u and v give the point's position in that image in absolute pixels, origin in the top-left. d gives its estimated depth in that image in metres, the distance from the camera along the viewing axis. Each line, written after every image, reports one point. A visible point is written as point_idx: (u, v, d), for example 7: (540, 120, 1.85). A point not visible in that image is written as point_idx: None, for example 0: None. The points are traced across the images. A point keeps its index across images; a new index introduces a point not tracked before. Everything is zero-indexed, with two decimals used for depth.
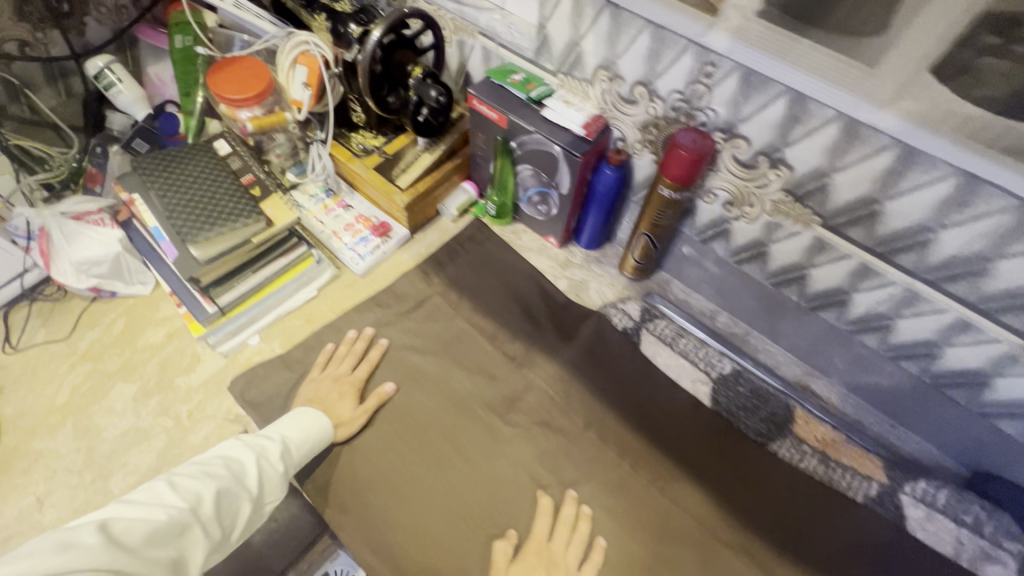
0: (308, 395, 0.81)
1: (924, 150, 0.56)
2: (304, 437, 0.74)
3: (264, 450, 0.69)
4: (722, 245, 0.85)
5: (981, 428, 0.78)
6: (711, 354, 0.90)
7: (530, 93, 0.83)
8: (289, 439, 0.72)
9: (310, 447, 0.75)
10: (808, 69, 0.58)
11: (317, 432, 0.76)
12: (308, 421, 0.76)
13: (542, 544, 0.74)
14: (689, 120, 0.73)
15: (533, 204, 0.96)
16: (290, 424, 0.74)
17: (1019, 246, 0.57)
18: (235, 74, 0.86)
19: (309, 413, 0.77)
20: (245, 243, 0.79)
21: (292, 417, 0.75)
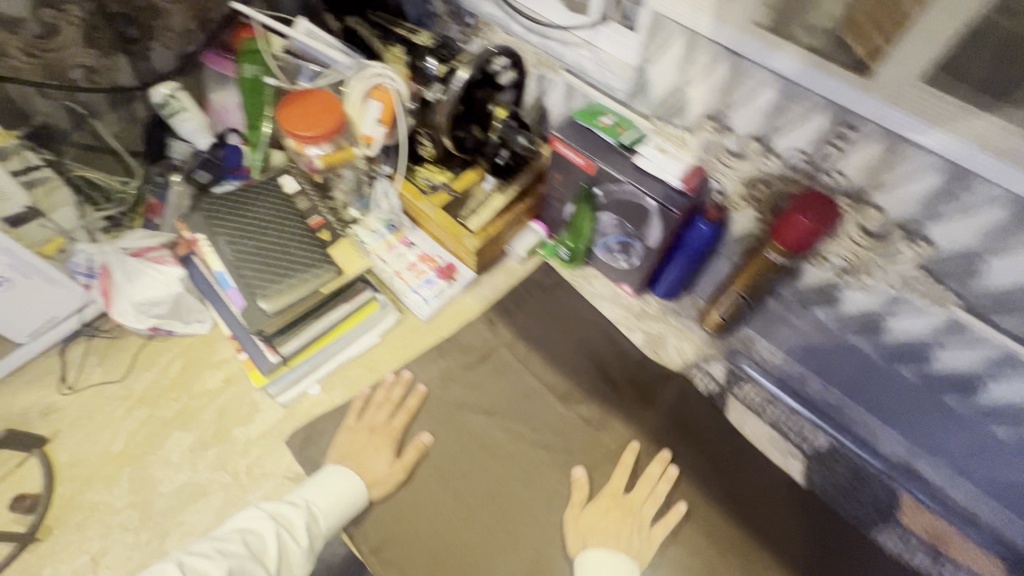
0: (369, 459, 0.75)
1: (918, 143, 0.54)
2: (334, 501, 0.69)
3: (287, 520, 0.63)
4: (827, 311, 0.77)
5: (977, 434, 0.74)
6: (804, 427, 0.83)
7: (620, 138, 0.76)
8: (315, 505, 0.67)
9: (338, 515, 0.68)
10: (804, 57, 0.57)
11: (348, 496, 0.70)
12: (338, 480, 0.71)
13: (615, 498, 0.76)
14: (810, 182, 0.66)
15: (611, 252, 0.89)
16: (319, 486, 0.69)
17: (1010, 241, 0.54)
18: (306, 108, 0.81)
19: (345, 474, 0.72)
20: (315, 294, 0.74)
21: (323, 478, 0.70)
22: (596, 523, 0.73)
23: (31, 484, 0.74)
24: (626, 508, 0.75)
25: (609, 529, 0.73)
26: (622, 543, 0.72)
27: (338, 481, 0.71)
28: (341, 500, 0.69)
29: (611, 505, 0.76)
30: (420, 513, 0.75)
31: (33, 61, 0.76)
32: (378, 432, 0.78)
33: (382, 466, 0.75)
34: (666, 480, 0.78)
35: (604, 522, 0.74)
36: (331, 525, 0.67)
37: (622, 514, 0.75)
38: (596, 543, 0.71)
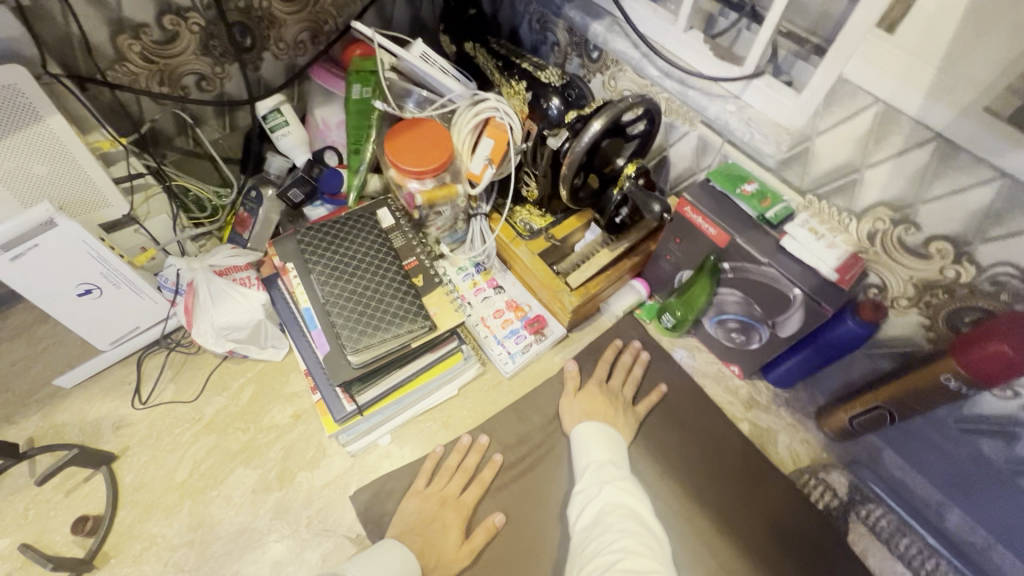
0: (439, 540, 0.67)
1: (981, 158, 0.49)
2: None
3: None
4: (995, 446, 0.63)
5: (990, 474, 0.66)
6: (943, 571, 0.71)
7: (764, 212, 0.66)
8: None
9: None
10: (861, 57, 0.53)
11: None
12: (394, 559, 0.61)
13: (603, 386, 0.80)
14: (1016, 302, 0.53)
15: (725, 328, 0.79)
16: (376, 566, 0.59)
17: (1003, 227, 0.51)
18: (415, 140, 0.75)
19: (404, 555, 0.62)
20: (405, 347, 0.68)
21: (378, 557, 0.61)
22: (588, 405, 0.77)
23: (95, 505, 0.72)
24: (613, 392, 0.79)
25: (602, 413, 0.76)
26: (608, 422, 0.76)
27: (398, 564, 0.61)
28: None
29: (598, 392, 0.79)
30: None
31: (148, 67, 0.74)
32: (447, 505, 0.70)
33: (452, 547, 0.67)
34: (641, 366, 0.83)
35: (599, 406, 0.77)
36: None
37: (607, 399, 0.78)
38: (589, 420, 0.74)
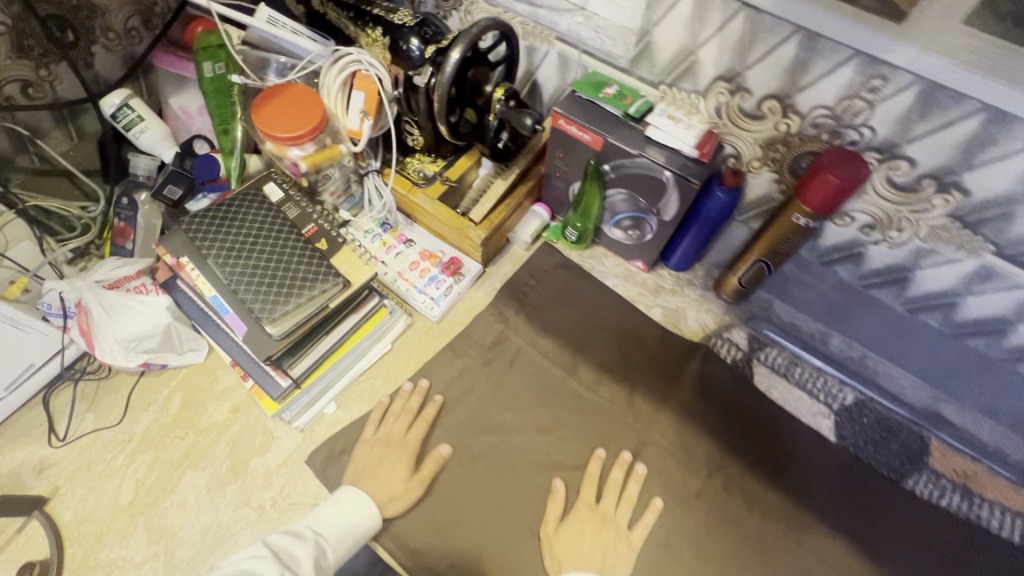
0: (389, 474, 0.71)
1: (781, 17, 0.56)
2: (343, 530, 0.65)
3: (294, 558, 0.58)
4: (849, 269, 0.76)
5: (855, 295, 0.79)
6: (831, 384, 0.82)
7: (627, 110, 0.72)
8: (324, 538, 0.63)
9: (348, 546, 0.64)
10: None
11: (362, 529, 0.66)
12: (350, 505, 0.67)
13: (593, 507, 0.72)
14: (834, 138, 0.63)
15: (621, 228, 0.86)
16: (332, 514, 0.65)
17: (810, 75, 0.59)
18: (284, 106, 0.74)
19: (362, 499, 0.68)
20: (323, 309, 0.69)
21: (333, 507, 0.66)
22: (567, 541, 0.69)
23: (39, 549, 0.68)
24: (602, 517, 0.71)
25: (584, 550, 0.68)
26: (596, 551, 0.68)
27: (359, 512, 0.67)
28: (352, 527, 0.65)
29: (588, 516, 0.71)
30: (464, 530, 0.72)
31: None
32: (393, 445, 0.74)
33: (399, 481, 0.71)
34: (634, 481, 0.73)
35: (582, 541, 0.69)
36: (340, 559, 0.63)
37: (597, 520, 0.71)
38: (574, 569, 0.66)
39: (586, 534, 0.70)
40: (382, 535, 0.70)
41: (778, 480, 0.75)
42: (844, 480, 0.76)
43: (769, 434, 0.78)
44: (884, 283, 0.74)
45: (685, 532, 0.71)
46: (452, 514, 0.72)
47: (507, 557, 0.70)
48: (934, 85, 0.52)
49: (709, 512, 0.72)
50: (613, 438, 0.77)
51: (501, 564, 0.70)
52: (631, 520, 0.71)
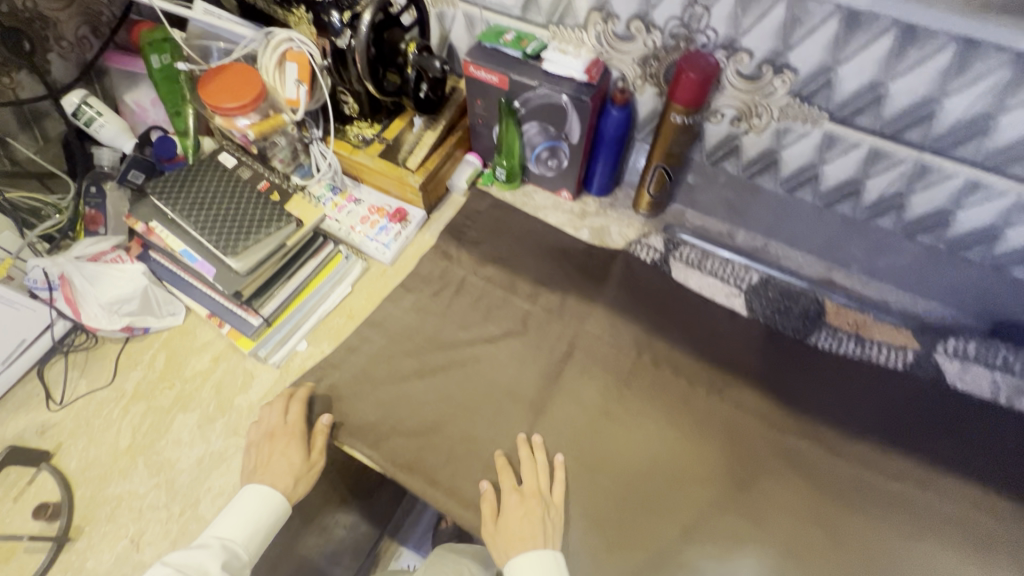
0: (284, 455, 0.74)
1: None
2: (250, 529, 0.69)
3: (200, 571, 0.65)
4: (734, 162, 0.89)
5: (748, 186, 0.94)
6: (738, 269, 0.94)
7: (525, 50, 0.84)
8: (231, 541, 0.68)
9: (260, 540, 0.69)
10: None
11: (274, 524, 0.71)
12: (253, 504, 0.70)
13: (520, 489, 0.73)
14: (690, 44, 0.76)
15: (542, 161, 0.97)
16: (235, 519, 0.69)
17: None
18: (227, 82, 0.84)
19: (265, 492, 0.71)
20: (281, 246, 0.80)
21: (236, 510, 0.70)
22: (512, 528, 0.70)
23: (50, 493, 0.75)
24: (535, 496, 0.72)
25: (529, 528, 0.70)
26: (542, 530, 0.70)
27: (266, 510, 0.71)
28: (257, 524, 0.70)
29: (520, 500, 0.72)
30: (428, 430, 0.80)
31: None
32: (277, 434, 0.75)
33: (295, 464, 0.73)
34: (538, 455, 0.76)
35: (524, 523, 0.70)
36: (255, 553, 0.68)
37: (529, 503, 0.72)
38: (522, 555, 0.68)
39: (522, 516, 0.71)
40: (355, 441, 0.78)
41: (700, 350, 0.87)
42: (756, 344, 0.87)
43: (688, 316, 0.89)
44: (764, 169, 0.86)
45: (623, 403, 0.81)
46: (416, 416, 0.81)
47: (468, 447, 0.78)
48: None
49: (642, 385, 0.83)
50: (555, 336, 0.87)
51: (464, 453, 0.78)
52: (575, 396, 0.82)
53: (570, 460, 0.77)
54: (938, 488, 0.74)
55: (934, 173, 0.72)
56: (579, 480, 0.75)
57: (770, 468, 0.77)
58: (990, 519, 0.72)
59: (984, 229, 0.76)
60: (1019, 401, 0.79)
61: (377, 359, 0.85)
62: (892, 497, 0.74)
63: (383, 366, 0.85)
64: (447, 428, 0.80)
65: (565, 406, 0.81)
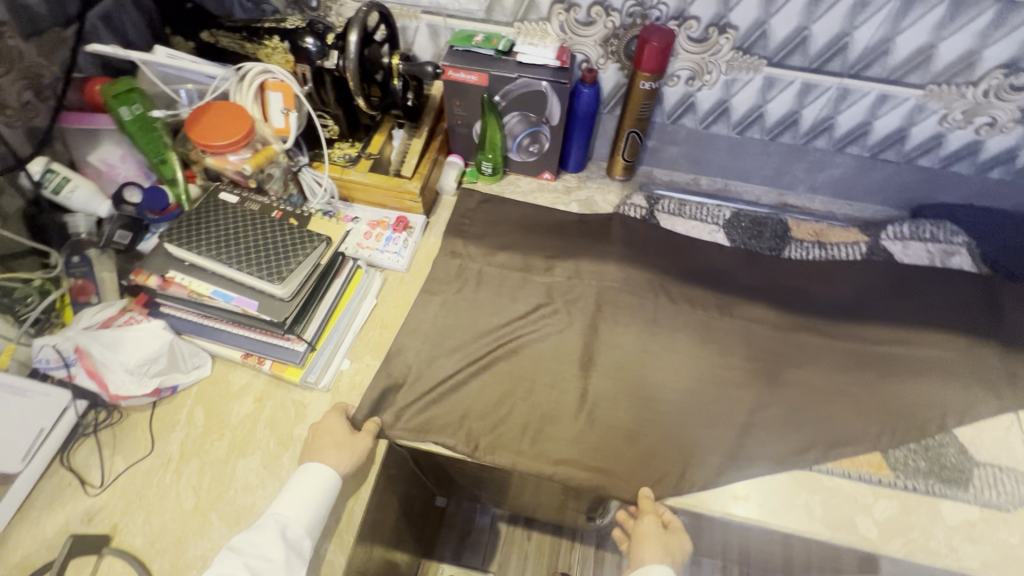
0: (329, 427, 0.77)
1: None
2: (300, 503, 0.69)
3: (258, 548, 0.66)
4: (691, 117, 1.02)
5: (706, 137, 1.05)
6: (711, 209, 1.08)
7: (497, 47, 0.92)
8: (285, 517, 0.68)
9: (315, 512, 0.70)
10: None
11: (327, 497, 0.71)
12: (301, 481, 0.71)
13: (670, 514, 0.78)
14: (645, 20, 0.88)
15: (524, 148, 1.05)
16: (286, 496, 0.70)
17: None
18: (214, 121, 0.84)
19: (317, 468, 0.72)
20: (317, 267, 0.80)
21: (288, 488, 0.71)
22: (667, 541, 0.75)
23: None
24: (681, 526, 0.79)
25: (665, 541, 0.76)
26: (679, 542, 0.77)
27: (315, 485, 0.71)
28: (309, 501, 0.70)
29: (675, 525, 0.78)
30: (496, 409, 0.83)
31: None
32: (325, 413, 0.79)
33: (341, 435, 0.76)
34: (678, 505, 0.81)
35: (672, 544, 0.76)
36: (312, 525, 0.69)
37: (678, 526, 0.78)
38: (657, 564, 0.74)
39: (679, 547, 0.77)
40: (430, 434, 0.81)
41: (704, 281, 0.99)
42: (746, 266, 1.01)
43: (687, 257, 1.01)
44: (718, 119, 1.01)
45: (657, 340, 0.91)
46: (480, 398, 0.84)
47: (538, 412, 0.83)
48: None
49: (668, 321, 0.93)
50: (580, 299, 0.95)
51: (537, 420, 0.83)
52: (615, 344, 0.90)
53: (630, 399, 0.85)
54: (915, 342, 0.92)
55: (854, 94, 0.90)
56: (645, 412, 0.84)
57: (790, 361, 0.90)
58: (957, 353, 0.90)
59: (895, 131, 0.95)
60: (950, 261, 0.99)
61: (424, 357, 0.88)
62: (884, 357, 0.90)
63: (434, 362, 0.87)
64: (513, 402, 0.84)
65: (610, 355, 0.89)
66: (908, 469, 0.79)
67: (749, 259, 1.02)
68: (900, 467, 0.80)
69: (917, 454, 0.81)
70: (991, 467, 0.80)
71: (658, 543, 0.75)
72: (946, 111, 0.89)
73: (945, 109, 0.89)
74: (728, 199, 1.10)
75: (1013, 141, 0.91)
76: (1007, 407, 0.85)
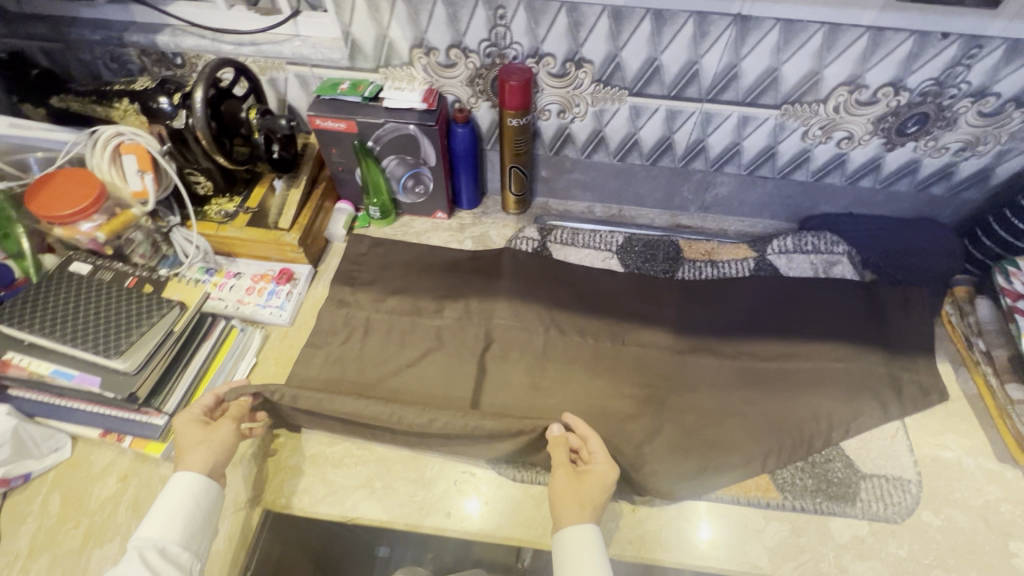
0: (190, 424, 0.72)
1: None
2: (169, 520, 0.65)
3: None
4: (572, 148, 1.03)
5: (590, 166, 1.06)
6: (605, 236, 1.08)
7: (363, 93, 0.91)
8: (154, 542, 0.64)
9: (188, 525, 0.66)
10: None
11: (198, 507, 0.67)
12: (168, 497, 0.67)
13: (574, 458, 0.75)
14: (504, 59, 0.88)
15: (410, 190, 1.04)
16: (152, 519, 0.65)
17: (462, 22, 0.84)
18: (59, 190, 0.80)
19: (179, 481, 0.68)
20: (169, 334, 0.77)
21: (155, 508, 0.66)
22: (584, 490, 0.70)
23: None
24: (597, 459, 0.73)
25: (584, 492, 0.70)
26: (597, 483, 0.71)
27: (181, 500, 0.67)
28: (175, 516, 0.66)
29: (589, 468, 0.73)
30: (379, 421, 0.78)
31: None
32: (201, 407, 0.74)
33: (199, 430, 0.71)
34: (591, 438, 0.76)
35: (590, 485, 0.71)
36: (184, 538, 0.65)
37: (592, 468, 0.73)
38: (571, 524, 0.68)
39: (605, 490, 0.71)
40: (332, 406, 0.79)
41: (596, 310, 0.98)
42: (639, 291, 1.01)
43: (580, 287, 1.01)
44: (598, 148, 1.01)
45: (546, 375, 0.89)
46: (368, 427, 0.81)
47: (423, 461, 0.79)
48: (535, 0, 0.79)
49: (558, 354, 0.92)
50: (470, 338, 0.93)
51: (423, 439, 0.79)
52: (504, 383, 0.88)
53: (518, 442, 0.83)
54: (803, 354, 0.92)
55: (716, 117, 0.91)
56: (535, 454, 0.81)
57: (682, 386, 0.89)
58: (843, 363, 0.91)
59: (765, 149, 0.97)
60: (833, 271, 1.01)
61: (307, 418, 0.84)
62: (774, 373, 0.90)
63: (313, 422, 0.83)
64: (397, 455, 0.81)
65: (499, 395, 0.87)
66: (796, 488, 0.79)
67: (642, 284, 1.02)
68: (788, 487, 0.79)
69: (805, 472, 0.80)
70: (877, 478, 0.80)
71: (573, 492, 0.70)
72: (805, 128, 0.91)
73: (805, 126, 0.91)
74: (622, 224, 1.11)
75: (875, 152, 0.94)
76: (891, 415, 0.85)
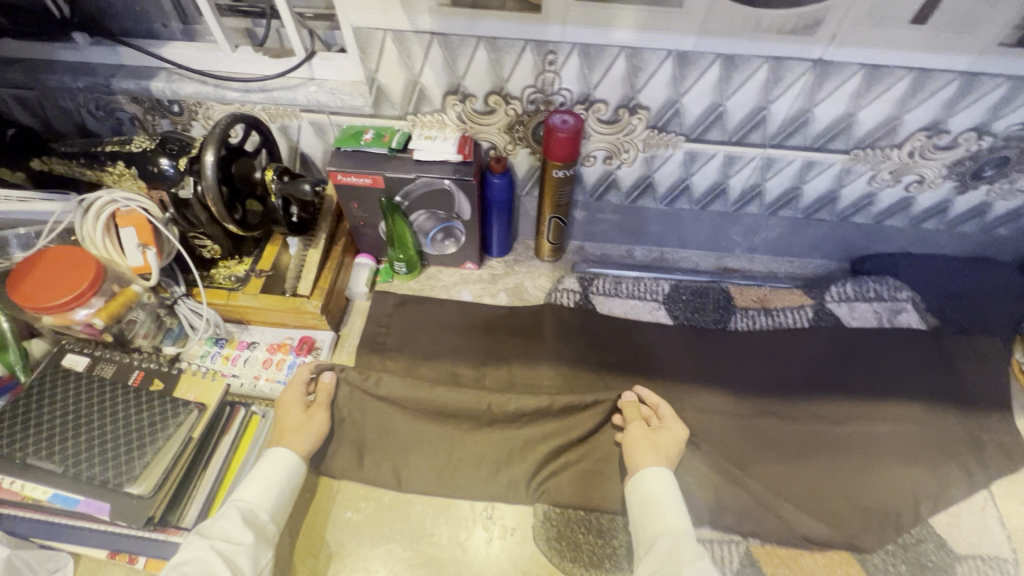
0: (290, 402, 0.75)
1: (459, 33, 0.71)
2: (267, 485, 0.66)
3: (226, 535, 0.61)
4: (615, 194, 0.94)
5: (634, 211, 0.97)
6: (649, 283, 1.00)
7: (391, 144, 0.81)
8: (251, 503, 0.64)
9: (281, 496, 0.66)
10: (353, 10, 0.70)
11: (291, 481, 0.68)
12: (270, 463, 0.68)
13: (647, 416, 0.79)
14: (549, 105, 0.79)
15: (438, 242, 0.95)
16: (251, 480, 0.66)
17: (505, 67, 0.74)
18: (48, 275, 0.68)
19: (277, 454, 0.69)
20: (188, 444, 0.67)
21: (256, 472, 0.67)
22: (658, 438, 0.74)
23: None
24: (666, 418, 0.78)
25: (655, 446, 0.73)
26: (668, 435, 0.75)
27: (279, 471, 0.68)
28: (271, 485, 0.66)
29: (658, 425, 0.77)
30: (458, 402, 0.81)
31: None
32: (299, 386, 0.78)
33: (300, 415, 0.74)
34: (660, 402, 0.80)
35: (663, 438, 0.74)
36: (275, 507, 0.65)
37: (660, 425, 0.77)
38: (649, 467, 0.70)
39: (677, 444, 0.74)
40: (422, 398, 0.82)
41: (649, 371, 0.90)
42: (693, 347, 0.93)
43: (629, 345, 0.93)
44: (644, 193, 0.93)
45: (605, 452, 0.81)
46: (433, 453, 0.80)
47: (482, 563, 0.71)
48: (591, 45, 0.70)
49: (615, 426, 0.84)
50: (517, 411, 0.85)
51: (497, 433, 0.81)
52: (559, 462, 0.80)
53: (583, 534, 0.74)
54: (875, 416, 0.86)
55: (779, 161, 0.84)
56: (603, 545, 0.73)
57: (751, 458, 0.82)
58: (920, 425, 0.84)
59: (825, 194, 0.90)
60: (898, 319, 0.94)
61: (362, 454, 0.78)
62: (847, 439, 0.84)
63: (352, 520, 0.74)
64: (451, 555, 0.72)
65: (557, 479, 0.79)
66: None
67: (694, 338, 0.94)
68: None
69: (897, 556, 0.74)
70: (973, 559, 0.74)
71: (647, 442, 0.74)
72: (873, 172, 0.84)
73: (873, 171, 0.84)
74: (665, 271, 1.03)
75: (943, 196, 0.87)
76: (977, 484, 0.79)
